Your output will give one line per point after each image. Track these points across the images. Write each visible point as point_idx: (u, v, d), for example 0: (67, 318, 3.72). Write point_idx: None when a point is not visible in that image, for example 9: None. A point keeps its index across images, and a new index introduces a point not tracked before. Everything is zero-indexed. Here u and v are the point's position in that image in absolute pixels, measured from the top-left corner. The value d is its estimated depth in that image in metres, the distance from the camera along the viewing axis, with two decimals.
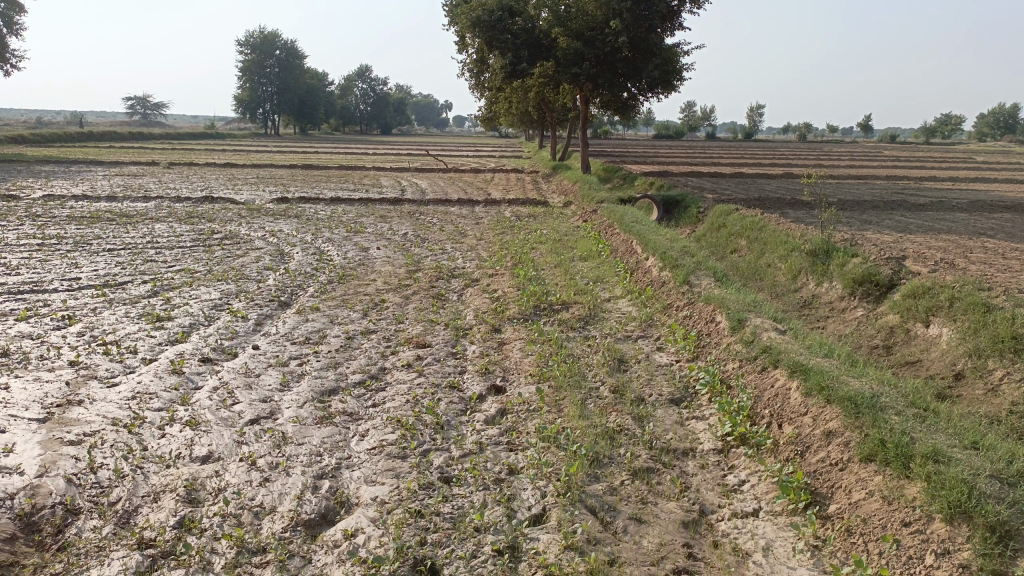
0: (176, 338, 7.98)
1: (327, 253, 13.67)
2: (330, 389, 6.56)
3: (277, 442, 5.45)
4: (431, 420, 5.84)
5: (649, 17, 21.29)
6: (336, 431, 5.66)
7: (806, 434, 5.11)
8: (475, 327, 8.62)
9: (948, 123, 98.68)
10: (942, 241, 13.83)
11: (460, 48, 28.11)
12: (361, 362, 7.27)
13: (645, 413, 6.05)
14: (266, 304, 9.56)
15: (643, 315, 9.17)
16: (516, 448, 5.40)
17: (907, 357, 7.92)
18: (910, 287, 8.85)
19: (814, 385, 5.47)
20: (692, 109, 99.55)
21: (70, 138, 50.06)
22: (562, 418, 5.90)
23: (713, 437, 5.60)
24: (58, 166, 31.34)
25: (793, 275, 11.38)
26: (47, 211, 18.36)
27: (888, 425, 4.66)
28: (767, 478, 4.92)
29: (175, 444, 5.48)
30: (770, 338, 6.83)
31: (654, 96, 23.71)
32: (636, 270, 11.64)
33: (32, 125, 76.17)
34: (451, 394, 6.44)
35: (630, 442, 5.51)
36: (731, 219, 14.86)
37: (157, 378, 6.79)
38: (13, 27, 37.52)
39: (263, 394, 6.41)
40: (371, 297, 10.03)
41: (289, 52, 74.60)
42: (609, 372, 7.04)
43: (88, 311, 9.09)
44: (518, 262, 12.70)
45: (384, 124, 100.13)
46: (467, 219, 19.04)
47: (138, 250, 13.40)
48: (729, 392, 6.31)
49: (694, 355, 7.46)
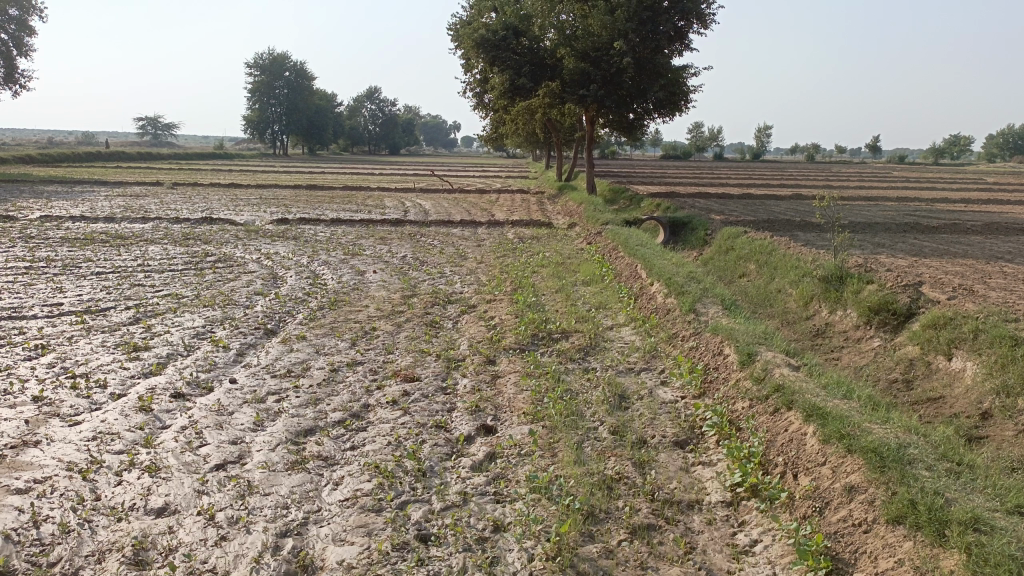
0: (150, 370, 7.52)
1: (322, 277, 13.27)
2: (307, 428, 6.07)
3: (242, 492, 4.98)
4: (412, 467, 5.35)
5: (655, 38, 20.90)
6: (307, 479, 5.17)
7: (824, 488, 4.60)
8: (467, 358, 8.14)
9: (958, 144, 98.38)
10: (958, 266, 13.35)
11: (464, 68, 27.91)
12: (343, 398, 6.79)
13: (646, 458, 5.54)
14: (251, 333, 9.11)
15: (647, 345, 8.66)
16: (504, 499, 4.89)
17: (927, 393, 7.39)
18: (930, 316, 8.34)
19: (833, 432, 4.94)
20: (700, 130, 99.45)
21: (78, 158, 50.03)
22: (556, 464, 5.39)
23: (721, 488, 5.09)
24: (61, 186, 31.16)
25: (805, 302, 10.89)
26: (41, 232, 18.02)
27: (919, 483, 4.14)
28: (781, 539, 4.40)
29: (130, 494, 5.00)
30: (783, 375, 6.29)
31: (661, 116, 23.37)
32: (640, 296, 11.16)
33: (43, 144, 76.88)
34: (437, 436, 5.96)
35: (630, 493, 5.00)
36: (740, 242, 14.40)
37: (123, 416, 6.33)
38: (25, 48, 37.82)
39: (233, 435, 5.93)
40: (361, 325, 9.58)
41: (298, 74, 75.00)
42: (609, 410, 6.53)
43: (63, 340, 8.65)
44: (518, 286, 12.23)
45: (392, 144, 100.20)
46: (468, 241, 18.64)
47: (127, 274, 13.01)
48: (739, 436, 5.81)
49: (700, 392, 6.96)
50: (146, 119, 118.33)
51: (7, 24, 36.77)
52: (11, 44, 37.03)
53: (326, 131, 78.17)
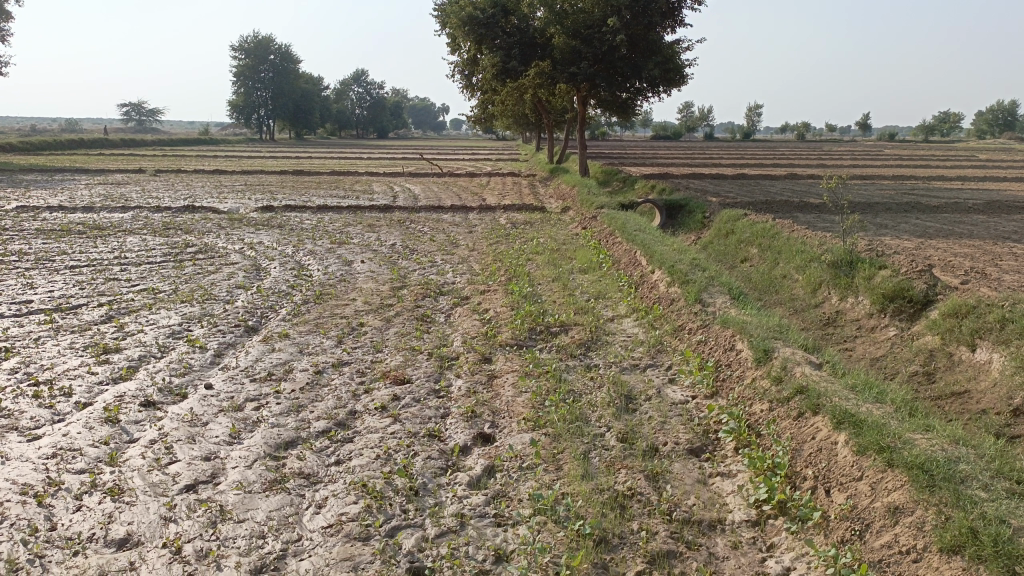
0: (119, 376, 6.97)
1: (307, 268, 12.72)
2: (288, 441, 5.55)
3: (213, 519, 4.47)
4: (403, 485, 4.84)
5: (649, 14, 20.26)
6: (287, 501, 4.66)
7: (863, 508, 4.13)
8: (461, 356, 7.62)
9: (948, 122, 98.13)
10: (966, 247, 12.91)
11: (452, 48, 27.18)
12: (328, 405, 6.25)
13: (660, 470, 5.05)
14: (230, 331, 8.55)
15: (651, 339, 8.17)
16: (505, 523, 4.40)
17: (951, 388, 6.90)
18: (951, 304, 7.86)
19: (870, 443, 4.47)
20: (690, 109, 98.74)
21: (59, 145, 48.95)
22: (562, 480, 4.89)
23: (745, 505, 4.61)
24: (41, 175, 30.33)
25: (813, 288, 10.42)
26: (15, 224, 17.35)
27: (980, 507, 3.68)
28: (818, 567, 3.91)
29: (89, 523, 4.48)
30: (805, 375, 5.81)
31: (655, 95, 22.80)
32: (641, 284, 10.63)
33: (27, 130, 75.66)
34: (431, 447, 5.45)
35: (646, 513, 4.51)
36: (741, 225, 13.91)
37: (86, 429, 5.79)
38: (2, 34, 36.77)
39: (207, 450, 5.41)
40: (347, 320, 9.04)
41: (284, 57, 73.79)
42: (616, 414, 6.04)
43: (28, 342, 8.07)
44: (514, 276, 11.72)
45: (380, 128, 99.13)
46: (460, 227, 18.08)
47: (102, 267, 12.41)
48: (760, 443, 5.34)
49: (712, 392, 6.47)
50: (131, 104, 116.99)
51: None
52: None
53: (314, 115, 77.07)
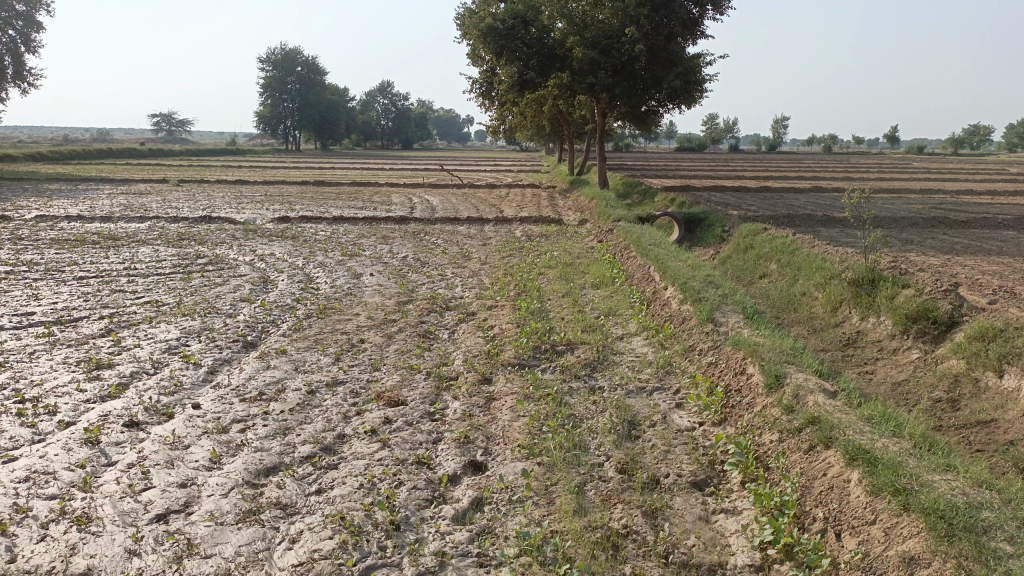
0: (108, 394, 6.76)
1: (316, 281, 12.52)
2: (269, 467, 5.30)
3: (179, 553, 4.22)
4: (384, 518, 4.56)
5: (669, 24, 20.01)
6: (258, 536, 4.41)
7: (876, 556, 3.79)
8: (460, 376, 7.34)
9: (977, 133, 96.53)
10: (995, 264, 12.41)
11: (471, 60, 27.09)
12: (316, 428, 6.00)
13: (658, 505, 4.72)
14: (228, 347, 8.34)
15: (660, 360, 7.83)
16: (488, 564, 4.11)
17: (977, 416, 6.46)
18: (977, 327, 7.44)
19: (886, 484, 4.13)
20: (715, 120, 98.21)
21: (89, 155, 49.54)
22: (552, 516, 4.58)
23: (749, 547, 4.27)
24: (66, 184, 30.62)
25: (833, 307, 10.01)
26: (32, 233, 17.38)
27: (1004, 564, 3.33)
28: None
29: (50, 555, 4.24)
30: (818, 405, 5.46)
31: (675, 107, 22.49)
32: (653, 302, 10.28)
33: (60, 140, 76.89)
34: (417, 476, 5.16)
35: (640, 554, 4.19)
36: (760, 239, 13.54)
37: (64, 451, 5.58)
38: (33, 45, 37.29)
39: (184, 475, 5.18)
40: (348, 336, 8.81)
41: (311, 69, 74.33)
42: (617, 442, 5.71)
43: (22, 356, 7.92)
44: (523, 290, 11.43)
45: (405, 139, 99.58)
46: (474, 240, 17.82)
47: (110, 278, 12.31)
48: (767, 477, 4.99)
49: (721, 419, 6.13)
50: (161, 116, 118.73)
51: (14, 20, 36.16)
52: (19, 39, 36.41)
53: (339, 126, 77.51)
